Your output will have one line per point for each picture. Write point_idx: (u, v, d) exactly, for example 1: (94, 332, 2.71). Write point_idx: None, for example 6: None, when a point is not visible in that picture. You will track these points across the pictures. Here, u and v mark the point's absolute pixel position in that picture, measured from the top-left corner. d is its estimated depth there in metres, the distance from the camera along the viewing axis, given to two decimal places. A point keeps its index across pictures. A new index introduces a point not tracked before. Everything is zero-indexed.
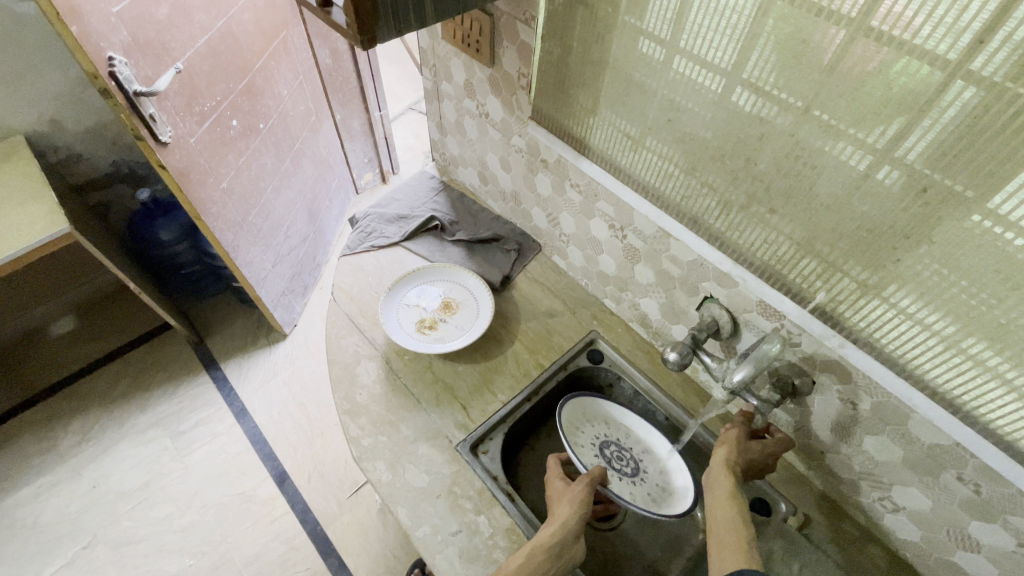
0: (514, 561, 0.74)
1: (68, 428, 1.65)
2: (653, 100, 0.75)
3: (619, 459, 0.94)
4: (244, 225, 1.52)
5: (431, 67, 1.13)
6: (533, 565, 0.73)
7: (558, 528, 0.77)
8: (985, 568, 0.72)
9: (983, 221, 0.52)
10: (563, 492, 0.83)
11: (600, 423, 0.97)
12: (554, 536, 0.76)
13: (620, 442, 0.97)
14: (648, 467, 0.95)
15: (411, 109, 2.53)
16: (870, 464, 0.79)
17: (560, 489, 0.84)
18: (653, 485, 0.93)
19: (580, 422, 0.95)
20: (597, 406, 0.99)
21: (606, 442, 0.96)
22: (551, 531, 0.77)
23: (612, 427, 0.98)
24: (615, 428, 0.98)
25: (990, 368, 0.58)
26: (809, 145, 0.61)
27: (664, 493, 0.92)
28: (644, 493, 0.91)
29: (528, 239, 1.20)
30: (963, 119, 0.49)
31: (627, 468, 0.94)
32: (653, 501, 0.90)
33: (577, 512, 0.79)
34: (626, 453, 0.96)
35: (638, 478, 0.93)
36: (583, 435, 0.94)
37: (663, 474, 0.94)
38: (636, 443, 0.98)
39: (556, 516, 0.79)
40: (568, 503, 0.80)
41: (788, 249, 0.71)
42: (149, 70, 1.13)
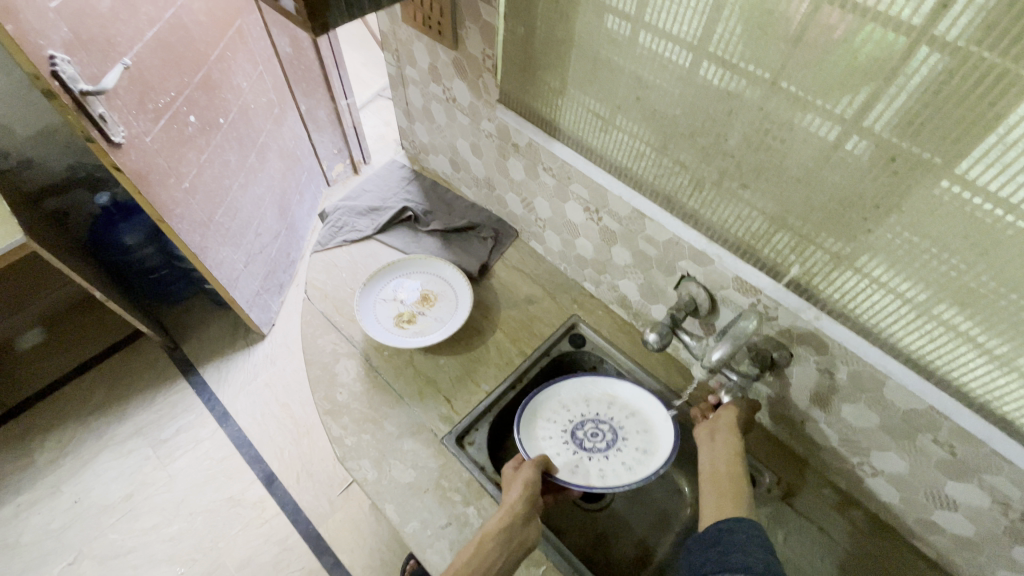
0: (466, 553, 0.75)
1: (43, 444, 1.60)
2: (620, 78, 0.73)
3: (594, 435, 0.93)
4: (211, 226, 1.47)
5: (393, 51, 1.09)
6: (483, 552, 0.73)
7: (504, 513, 0.77)
8: (962, 525, 0.74)
9: (952, 187, 0.52)
10: (513, 477, 0.83)
11: (577, 400, 0.96)
12: (501, 521, 0.76)
13: (598, 416, 0.94)
14: (628, 434, 0.93)
15: (379, 95, 2.46)
16: (849, 431, 0.80)
17: (510, 474, 0.84)
18: (633, 454, 0.91)
19: (548, 410, 0.94)
20: (571, 385, 0.96)
21: (583, 418, 0.94)
22: (498, 517, 0.77)
23: (591, 401, 0.96)
24: (594, 402, 0.96)
25: (961, 332, 0.59)
26: (778, 118, 0.60)
27: (645, 459, 0.90)
28: (621, 464, 0.90)
29: (504, 226, 1.18)
30: (929, 85, 0.49)
31: (603, 441, 0.92)
32: (627, 471, 0.89)
33: (523, 494, 0.79)
34: (606, 425, 0.94)
35: (615, 449, 0.92)
36: (553, 419, 0.94)
37: (645, 438, 0.92)
38: (618, 411, 0.95)
39: (504, 503, 0.79)
40: (515, 487, 0.81)
41: (762, 224, 0.70)
42: (94, 68, 1.07)
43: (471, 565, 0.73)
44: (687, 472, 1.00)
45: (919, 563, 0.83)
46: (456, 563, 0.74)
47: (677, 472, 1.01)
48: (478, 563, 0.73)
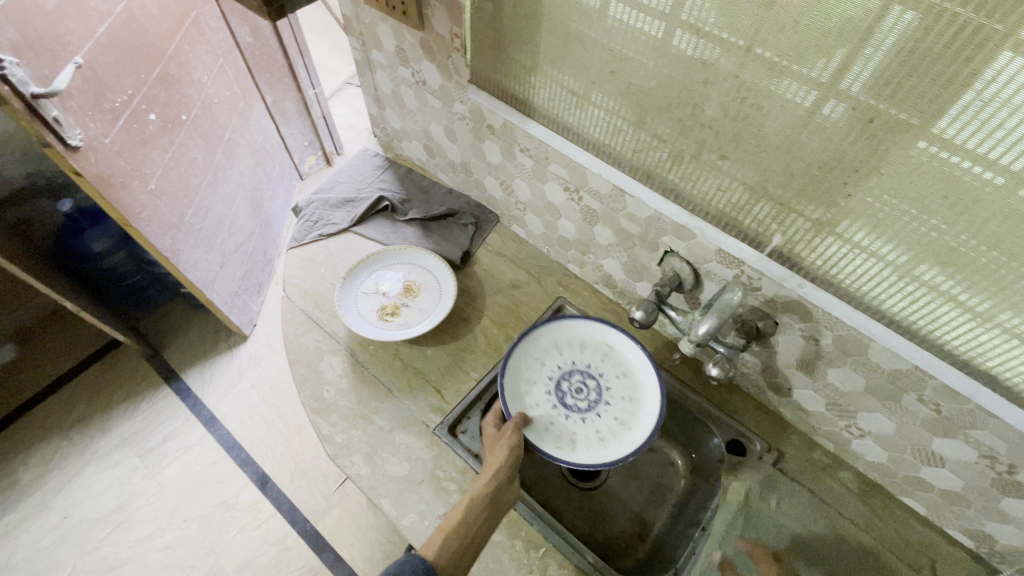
0: (455, 515, 0.76)
1: (26, 462, 1.56)
2: (593, 52, 0.71)
3: (579, 391, 0.92)
4: (181, 227, 1.42)
5: (357, 35, 1.05)
6: (473, 514, 0.75)
7: (491, 474, 0.78)
8: (950, 480, 0.76)
9: (930, 146, 0.52)
10: (497, 437, 0.84)
11: (573, 347, 0.95)
12: (489, 482, 0.77)
13: (589, 370, 0.93)
14: (613, 398, 0.91)
15: (347, 84, 2.39)
16: (836, 395, 0.81)
17: (493, 433, 0.85)
18: (611, 421, 0.89)
19: (542, 351, 0.94)
20: (571, 329, 0.96)
21: (574, 369, 0.93)
22: (486, 478, 0.78)
23: (586, 352, 0.95)
24: (589, 351, 0.95)
25: (943, 292, 0.60)
26: (754, 85, 0.59)
27: (621, 430, 0.88)
28: (595, 431, 0.89)
29: (484, 211, 1.16)
30: (905, 43, 0.48)
31: (585, 401, 0.91)
32: (598, 440, 0.88)
33: (509, 454, 0.80)
34: (593, 381, 0.93)
35: (595, 411, 0.90)
36: (544, 364, 0.93)
37: (628, 409, 0.90)
38: (609, 368, 0.93)
39: (490, 463, 0.80)
40: (500, 447, 0.82)
41: (742, 194, 0.70)
42: (46, 69, 1.01)
43: (462, 526, 0.74)
44: (680, 446, 1.01)
45: (907, 518, 0.86)
46: (447, 525, 0.75)
47: (669, 446, 1.02)
48: (469, 524, 0.74)
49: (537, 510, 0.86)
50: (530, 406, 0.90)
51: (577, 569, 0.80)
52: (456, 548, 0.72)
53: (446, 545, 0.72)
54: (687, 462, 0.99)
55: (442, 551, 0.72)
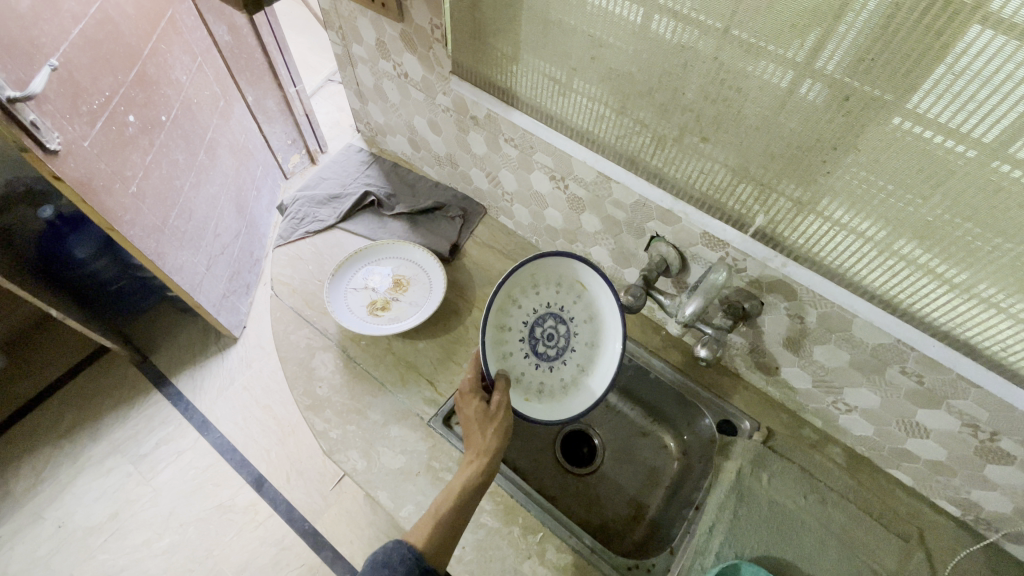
0: (445, 500, 0.75)
1: (17, 473, 1.54)
2: (573, 39, 0.72)
3: (549, 338, 0.91)
4: (165, 230, 1.40)
5: (337, 29, 1.05)
6: (463, 501, 0.75)
7: (483, 459, 0.78)
8: (934, 450, 0.78)
9: (904, 122, 0.53)
10: (485, 415, 0.81)
11: (548, 287, 0.90)
12: (481, 469, 0.77)
13: (561, 314, 0.91)
14: (578, 344, 0.92)
15: (329, 81, 2.37)
16: (822, 371, 0.83)
17: (481, 410, 0.82)
18: (573, 369, 0.91)
19: (518, 294, 0.89)
20: (549, 268, 0.89)
21: (546, 313, 0.90)
22: (476, 463, 0.78)
23: (561, 292, 0.90)
24: (564, 292, 0.90)
25: (921, 265, 0.61)
26: (732, 67, 0.60)
27: (580, 378, 0.91)
28: (558, 379, 0.91)
29: (471, 203, 1.16)
30: (878, 20, 0.48)
31: (555, 348, 0.91)
32: (560, 388, 0.91)
33: (500, 438, 0.80)
34: (564, 327, 0.91)
35: (561, 359, 0.91)
36: (518, 309, 0.89)
37: (590, 356, 0.91)
38: (580, 311, 0.91)
39: (480, 445, 0.79)
40: (490, 429, 0.80)
41: (724, 176, 0.71)
42: (20, 72, 0.99)
43: (453, 514, 0.74)
44: (671, 429, 1.02)
45: (895, 489, 0.88)
46: (437, 510, 0.74)
47: (661, 429, 1.04)
48: (459, 510, 0.75)
49: (534, 497, 0.87)
50: (502, 354, 0.89)
51: (574, 551, 0.81)
52: (446, 534, 0.72)
53: (437, 532, 0.72)
54: (679, 444, 1.01)
55: (433, 536, 0.72)
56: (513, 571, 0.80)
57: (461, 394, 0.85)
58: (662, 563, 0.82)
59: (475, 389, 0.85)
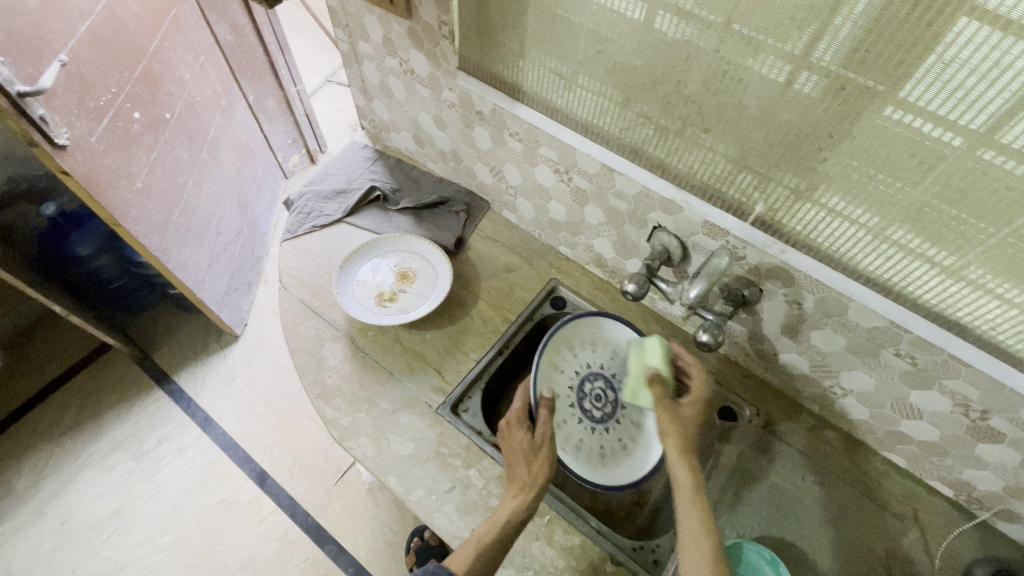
0: (486, 531, 0.75)
1: (19, 470, 1.54)
2: (579, 34, 0.74)
3: (597, 399, 0.96)
4: (170, 227, 1.42)
5: (344, 27, 1.07)
6: (506, 534, 0.74)
7: (527, 493, 0.77)
8: (926, 431, 0.81)
9: (896, 112, 0.56)
10: (531, 448, 0.81)
11: (604, 351, 0.98)
12: (526, 504, 0.76)
13: (612, 380, 0.97)
14: (623, 418, 0.95)
15: (328, 81, 2.39)
16: (819, 356, 0.85)
17: (527, 442, 0.81)
18: (614, 441, 0.94)
19: (577, 344, 0.97)
20: (609, 332, 0.98)
21: (597, 373, 0.97)
22: (521, 497, 0.77)
23: (615, 359, 0.98)
24: (618, 361, 0.98)
25: (913, 249, 0.64)
26: (733, 60, 0.63)
27: (620, 453, 0.93)
28: (598, 445, 0.93)
29: (475, 198, 1.18)
30: (872, 12, 0.51)
31: (601, 411, 0.95)
32: (599, 456, 0.92)
33: (544, 472, 0.79)
34: (612, 393, 0.97)
35: (604, 426, 0.95)
36: (573, 359, 0.97)
37: (633, 435, 0.94)
38: None
39: (524, 479, 0.78)
40: (536, 463, 0.80)
41: (724, 166, 0.73)
42: (30, 67, 1.00)
43: (495, 547, 0.73)
44: None
45: (889, 470, 0.91)
46: (478, 540, 0.74)
47: None
48: (500, 542, 0.74)
49: None
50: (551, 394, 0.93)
51: (581, 533, 0.83)
52: (485, 567, 0.72)
53: (475, 563, 0.71)
54: None
55: (472, 567, 0.71)
56: (522, 552, 0.82)
57: (506, 423, 0.85)
58: (665, 544, 0.84)
59: (521, 420, 0.84)
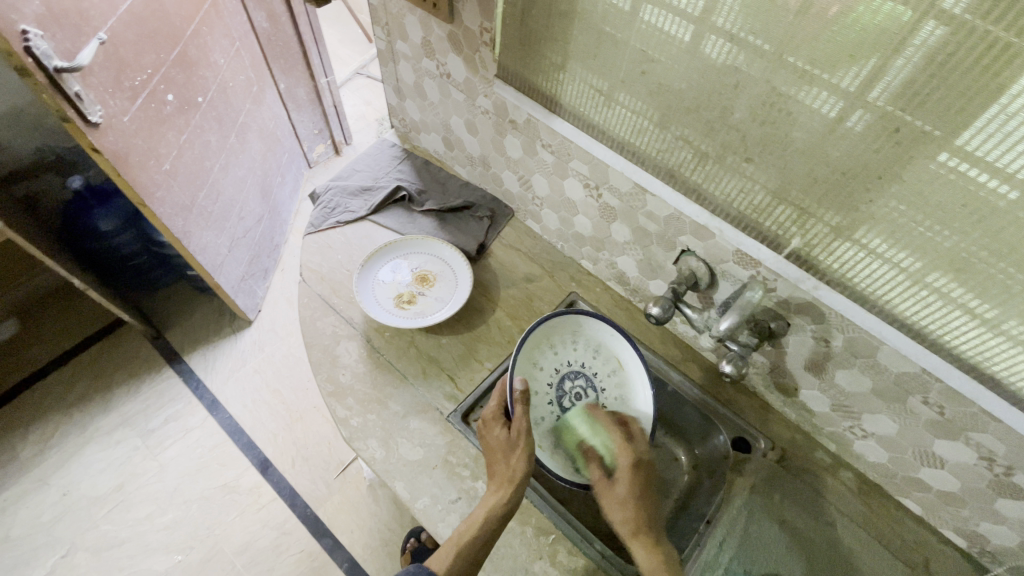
0: (468, 529, 0.76)
1: (25, 438, 1.56)
2: (624, 52, 0.73)
3: (576, 396, 0.96)
4: (193, 209, 1.42)
5: (383, 25, 1.06)
6: (486, 530, 0.75)
7: (507, 488, 0.78)
8: (948, 482, 0.79)
9: (950, 159, 0.54)
10: (508, 443, 0.80)
11: (585, 351, 0.97)
12: (506, 499, 0.77)
13: (591, 377, 0.96)
14: None
15: (358, 74, 2.40)
16: (842, 396, 0.84)
17: (504, 438, 0.81)
18: None
19: (558, 341, 0.96)
20: (590, 331, 0.97)
21: (575, 372, 0.96)
22: (501, 492, 0.77)
23: (597, 359, 0.97)
24: (600, 361, 0.97)
25: (955, 299, 0.62)
26: (784, 92, 0.61)
27: None
28: None
29: (500, 205, 1.17)
30: (937, 56, 0.50)
31: None
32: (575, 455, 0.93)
33: (524, 465, 0.78)
34: (591, 390, 0.96)
35: None
36: (550, 358, 0.96)
37: None
38: (611, 385, 0.96)
39: (503, 474, 0.79)
40: (514, 458, 0.79)
41: (763, 198, 0.72)
42: (69, 43, 1.00)
43: (476, 544, 0.74)
44: (683, 443, 1.02)
45: (904, 517, 0.89)
46: (460, 538, 0.75)
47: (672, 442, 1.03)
48: (484, 542, 0.75)
49: (546, 497, 0.87)
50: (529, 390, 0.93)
51: (585, 555, 0.82)
52: (468, 566, 0.73)
53: (457, 564, 0.72)
54: (690, 458, 1.01)
55: (454, 567, 0.72)
56: (524, 570, 0.81)
57: (482, 419, 0.84)
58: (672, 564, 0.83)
59: (498, 416, 0.83)
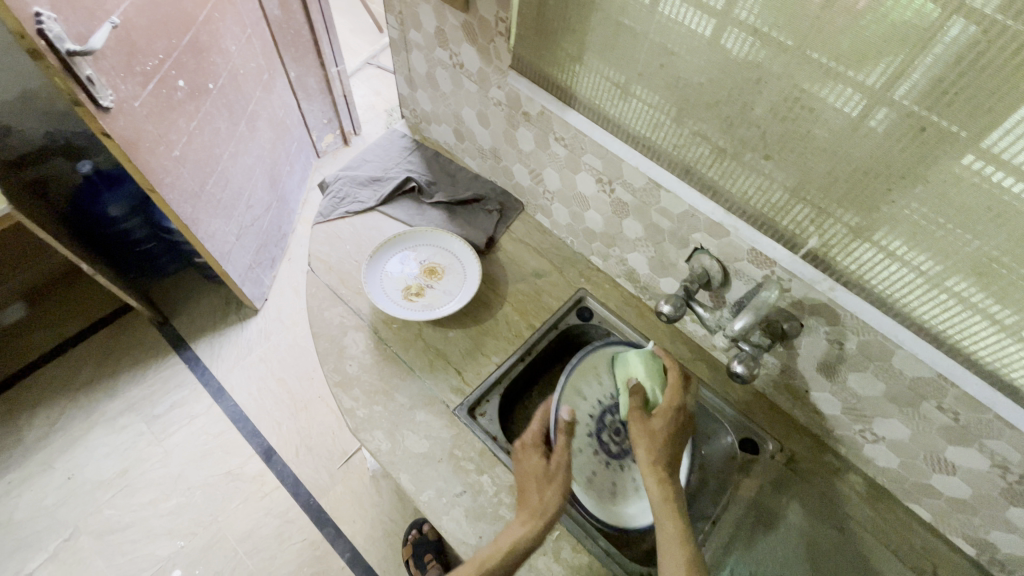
0: (490, 555, 0.73)
1: (32, 421, 1.57)
2: (642, 45, 0.72)
3: (615, 431, 0.95)
4: (202, 196, 1.42)
5: (396, 14, 1.05)
6: (508, 559, 0.73)
7: (537, 522, 0.75)
8: (959, 489, 0.78)
9: (976, 161, 0.53)
10: (545, 473, 0.79)
11: None
12: (534, 532, 0.75)
13: None
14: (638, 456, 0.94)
15: (368, 63, 2.39)
16: (854, 399, 0.83)
17: (541, 468, 0.80)
18: (625, 478, 0.93)
19: (603, 370, 0.95)
20: None
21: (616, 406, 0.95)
22: (530, 524, 0.75)
23: None
24: None
25: (975, 304, 0.61)
26: (806, 88, 0.60)
27: (632, 492, 0.92)
28: (610, 482, 0.92)
29: (510, 199, 1.16)
30: (967, 55, 0.49)
31: (616, 445, 0.94)
32: (609, 492, 0.91)
33: (557, 501, 0.77)
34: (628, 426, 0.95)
35: (617, 460, 0.94)
36: (595, 388, 0.94)
37: None
38: None
39: (535, 506, 0.77)
40: (549, 491, 0.78)
41: (781, 196, 0.71)
42: (82, 26, 1.00)
43: (496, 571, 0.72)
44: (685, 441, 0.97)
45: (912, 522, 0.88)
46: (481, 563, 0.73)
47: None
48: (503, 570, 0.73)
49: None
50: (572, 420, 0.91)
51: (589, 552, 0.82)
52: None
53: None
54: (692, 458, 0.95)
55: None
56: (528, 565, 0.81)
57: (520, 445, 0.83)
58: None
59: (537, 443, 0.83)
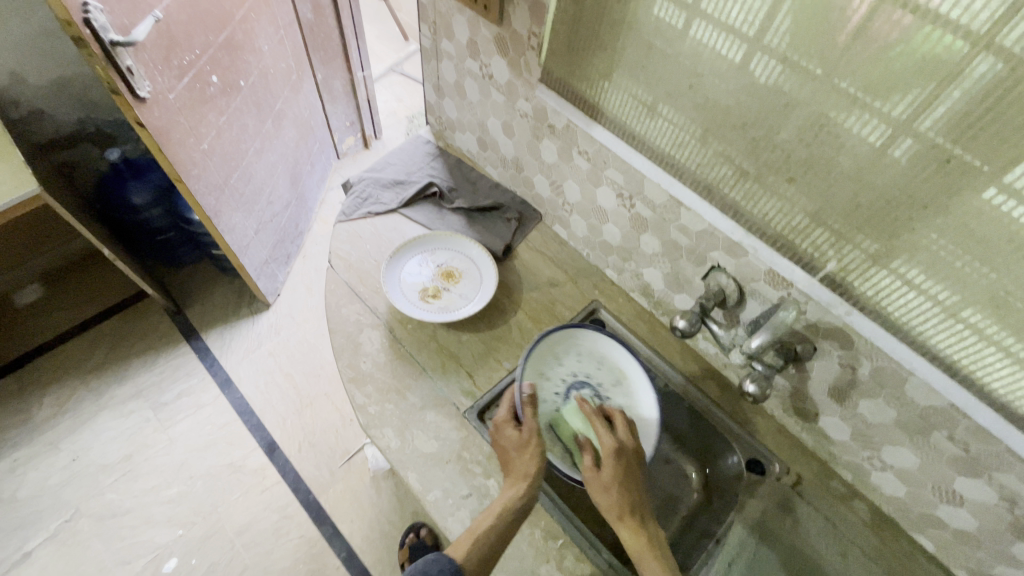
0: (485, 520, 0.75)
1: (42, 401, 1.58)
2: (672, 66, 0.74)
3: None
4: (226, 189, 1.45)
5: (430, 23, 1.08)
6: (501, 521, 0.75)
7: (524, 484, 0.77)
8: (965, 521, 0.78)
9: (997, 195, 0.54)
10: (521, 442, 0.80)
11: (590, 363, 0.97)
12: (521, 494, 0.76)
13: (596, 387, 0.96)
14: None
15: (393, 70, 2.44)
16: (863, 425, 0.83)
17: (516, 438, 0.81)
18: None
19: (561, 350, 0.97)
20: (592, 343, 0.98)
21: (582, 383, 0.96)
22: (517, 487, 0.77)
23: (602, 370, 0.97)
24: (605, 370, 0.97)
25: (988, 336, 0.62)
26: (832, 115, 0.62)
27: None
28: None
29: (529, 208, 1.18)
30: (993, 91, 0.50)
31: None
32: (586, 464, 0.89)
33: (538, 462, 0.79)
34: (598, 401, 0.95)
35: None
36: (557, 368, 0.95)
37: None
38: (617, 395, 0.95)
39: (518, 471, 0.79)
40: (527, 455, 0.79)
41: (801, 220, 0.72)
42: (125, 19, 1.03)
43: (492, 532, 0.74)
44: (695, 460, 1.01)
45: (916, 553, 0.87)
46: (475, 530, 0.74)
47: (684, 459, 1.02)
48: (501, 533, 0.75)
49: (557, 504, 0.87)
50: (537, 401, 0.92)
51: (592, 563, 0.82)
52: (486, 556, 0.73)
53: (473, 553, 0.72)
54: (701, 477, 1.00)
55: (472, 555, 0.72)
56: (529, 571, 0.81)
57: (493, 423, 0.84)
58: None
59: (509, 418, 0.84)
